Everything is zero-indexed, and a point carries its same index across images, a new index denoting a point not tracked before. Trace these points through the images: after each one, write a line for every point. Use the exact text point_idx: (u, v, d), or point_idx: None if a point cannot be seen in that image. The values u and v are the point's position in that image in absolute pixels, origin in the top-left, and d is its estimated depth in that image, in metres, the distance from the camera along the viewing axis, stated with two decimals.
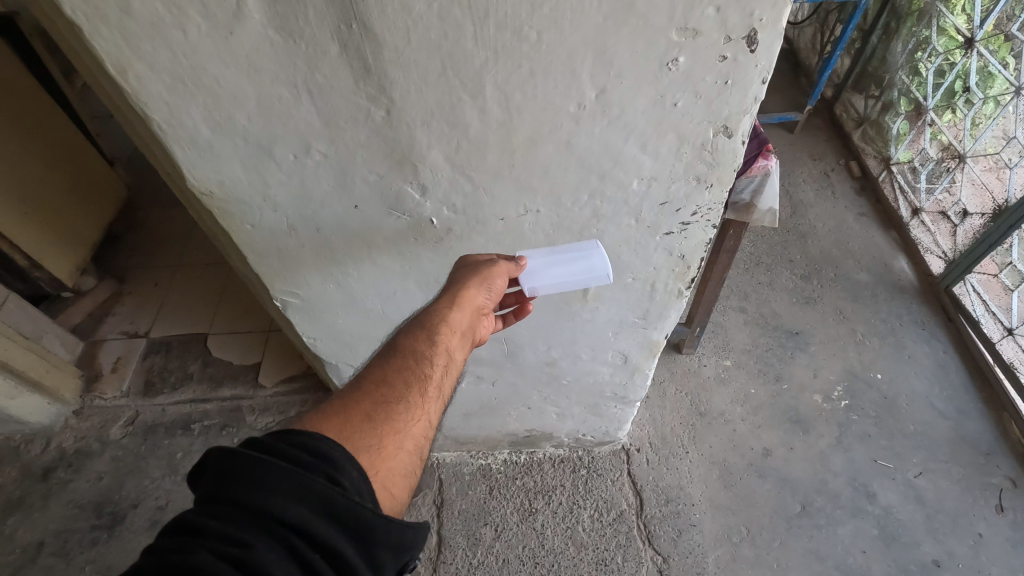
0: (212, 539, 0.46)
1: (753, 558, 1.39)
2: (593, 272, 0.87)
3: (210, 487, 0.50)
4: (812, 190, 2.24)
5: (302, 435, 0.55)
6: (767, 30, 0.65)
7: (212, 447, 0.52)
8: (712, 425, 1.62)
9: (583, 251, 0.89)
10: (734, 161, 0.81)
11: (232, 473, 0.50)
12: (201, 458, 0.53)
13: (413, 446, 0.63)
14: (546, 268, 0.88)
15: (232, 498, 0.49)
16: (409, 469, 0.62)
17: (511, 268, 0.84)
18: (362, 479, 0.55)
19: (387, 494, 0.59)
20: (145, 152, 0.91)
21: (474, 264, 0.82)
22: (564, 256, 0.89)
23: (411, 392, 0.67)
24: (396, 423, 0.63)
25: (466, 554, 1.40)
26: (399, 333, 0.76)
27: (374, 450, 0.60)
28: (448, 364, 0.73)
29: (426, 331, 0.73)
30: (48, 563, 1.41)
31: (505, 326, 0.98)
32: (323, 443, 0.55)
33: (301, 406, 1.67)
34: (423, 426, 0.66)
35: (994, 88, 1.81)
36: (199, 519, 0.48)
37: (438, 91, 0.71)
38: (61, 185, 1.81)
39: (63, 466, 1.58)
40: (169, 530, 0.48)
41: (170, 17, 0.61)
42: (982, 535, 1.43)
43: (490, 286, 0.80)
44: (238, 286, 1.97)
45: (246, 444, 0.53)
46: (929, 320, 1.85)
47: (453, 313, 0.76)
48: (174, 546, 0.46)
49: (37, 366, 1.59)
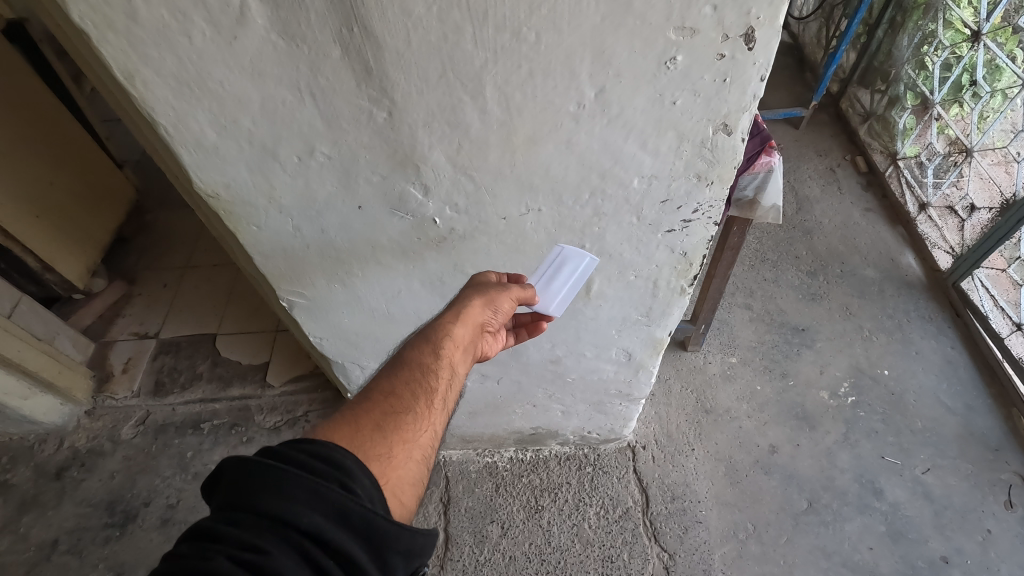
0: (230, 545, 0.47)
1: (760, 554, 1.39)
2: (582, 266, 0.96)
3: (227, 496, 0.51)
4: (818, 186, 2.24)
5: (315, 444, 0.56)
6: (764, 29, 0.66)
7: (228, 457, 0.53)
8: (718, 421, 1.62)
9: (558, 258, 0.96)
10: (735, 159, 0.81)
11: (247, 482, 0.51)
12: (216, 468, 0.54)
13: (421, 455, 0.64)
14: (547, 287, 0.95)
15: (248, 505, 0.50)
16: (417, 478, 0.63)
17: (522, 293, 0.87)
18: (374, 486, 0.56)
19: (397, 501, 0.60)
20: (154, 156, 0.92)
21: (482, 284, 0.85)
22: (546, 272, 0.96)
23: (418, 403, 0.68)
24: (404, 432, 0.64)
25: (472, 551, 1.41)
26: (404, 346, 0.77)
27: (384, 459, 0.61)
28: (453, 378, 0.74)
29: (431, 344, 0.75)
30: (62, 561, 1.44)
31: (518, 344, 0.98)
32: (335, 452, 0.56)
33: (309, 405, 1.68)
34: (429, 437, 0.67)
35: (1002, 81, 1.78)
36: (217, 526, 0.49)
37: (439, 92, 0.71)
38: (71, 189, 1.84)
39: (76, 466, 1.60)
40: (187, 537, 0.49)
41: (175, 23, 0.62)
42: (991, 531, 1.43)
43: (496, 307, 0.83)
44: (246, 286, 1.99)
45: (261, 453, 0.54)
46: (936, 316, 1.84)
47: (458, 328, 0.77)
48: (192, 551, 0.47)
49: (50, 367, 1.62)
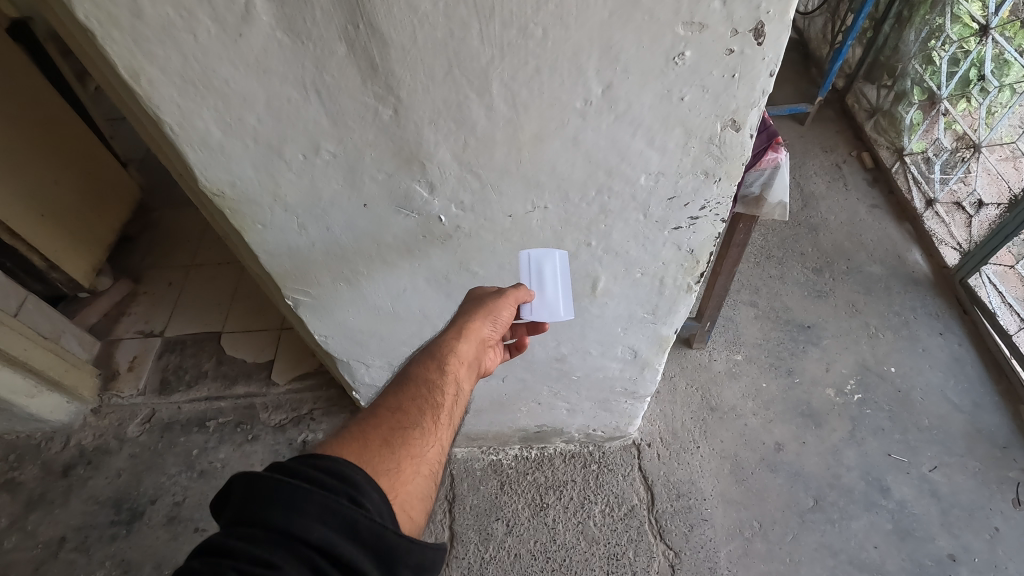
0: (242, 560, 0.47)
1: (766, 552, 1.39)
2: (555, 257, 0.94)
3: (238, 511, 0.51)
4: (823, 182, 2.22)
5: (324, 459, 0.56)
6: (774, 23, 0.65)
7: (237, 473, 0.53)
8: (724, 419, 1.61)
9: (535, 264, 0.94)
10: (743, 155, 0.80)
11: (257, 497, 0.51)
12: (226, 484, 0.54)
13: (429, 471, 0.64)
14: (542, 294, 0.93)
15: (260, 520, 0.50)
16: (425, 492, 0.63)
17: (519, 296, 0.86)
18: (384, 500, 0.56)
19: (406, 516, 0.60)
20: (159, 155, 0.92)
21: (484, 297, 0.85)
22: (532, 280, 0.94)
23: (425, 418, 0.68)
24: (411, 447, 0.64)
25: (478, 549, 1.42)
26: (410, 363, 0.77)
27: (393, 474, 0.61)
28: (457, 394, 0.74)
29: (436, 360, 0.75)
30: (69, 558, 1.44)
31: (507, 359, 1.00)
32: (345, 466, 0.56)
33: (313, 403, 1.68)
34: (437, 452, 0.66)
35: (1010, 76, 1.77)
36: (228, 541, 0.49)
37: (445, 89, 0.71)
38: (77, 189, 1.85)
39: (82, 463, 1.61)
40: (198, 552, 0.49)
41: (180, 20, 0.61)
42: (999, 529, 1.42)
43: (497, 320, 0.82)
44: (250, 285, 1.99)
45: (270, 469, 0.54)
46: (944, 312, 1.82)
47: (462, 344, 0.78)
48: (204, 566, 0.47)
49: (56, 365, 1.62)
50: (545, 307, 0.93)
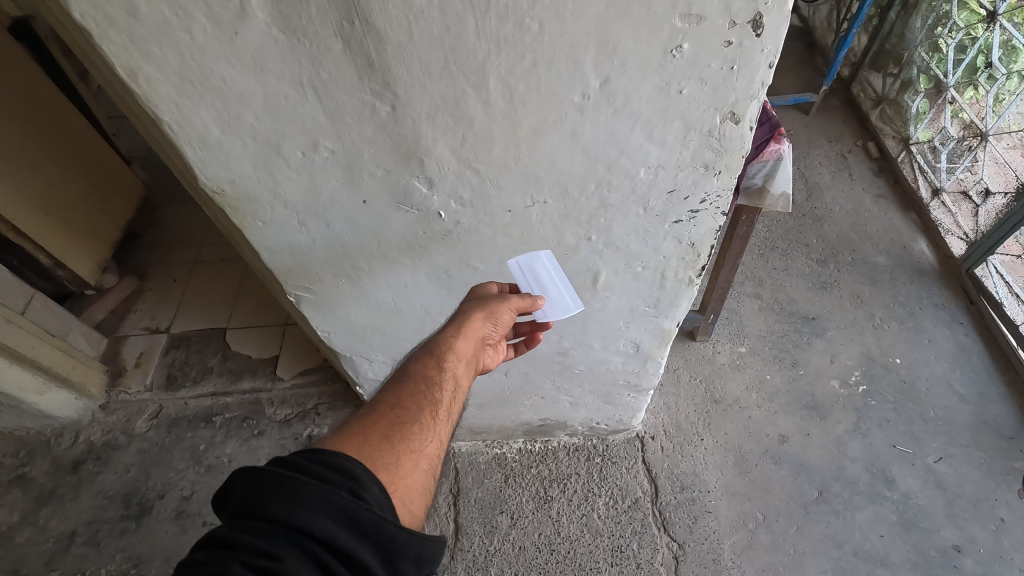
0: (245, 551, 0.48)
1: (770, 543, 1.39)
2: (546, 262, 0.97)
3: (240, 505, 0.52)
4: (828, 172, 2.20)
5: (325, 453, 0.57)
6: (773, 14, 0.64)
7: (240, 468, 0.54)
8: (727, 411, 1.61)
9: (528, 273, 0.96)
10: (743, 148, 0.79)
11: (260, 490, 0.51)
12: (229, 480, 0.55)
13: (428, 465, 0.64)
14: (547, 294, 0.95)
15: (262, 512, 0.50)
16: (425, 486, 0.63)
17: (522, 303, 0.86)
18: (384, 494, 0.56)
19: (406, 509, 0.60)
20: (159, 152, 0.92)
21: (485, 297, 0.86)
22: (529, 287, 0.96)
23: (424, 414, 0.68)
24: (410, 442, 0.64)
25: (482, 541, 1.43)
26: (408, 361, 0.77)
27: (392, 468, 0.61)
28: (456, 390, 0.74)
29: (435, 357, 0.75)
30: (81, 552, 1.47)
31: (516, 355, 0.99)
32: (346, 460, 0.56)
33: (318, 398, 1.69)
34: (436, 447, 0.67)
35: (1018, 63, 1.74)
36: (231, 533, 0.49)
37: (442, 85, 0.71)
38: (81, 185, 1.85)
39: (92, 459, 1.63)
40: (203, 545, 0.50)
41: (176, 20, 0.62)
42: (1004, 520, 1.41)
43: (496, 319, 0.83)
44: (254, 280, 2.00)
45: (271, 463, 0.55)
46: (950, 303, 1.81)
47: (460, 342, 0.78)
48: (209, 558, 0.47)
49: (63, 362, 1.63)
50: (556, 304, 0.94)
